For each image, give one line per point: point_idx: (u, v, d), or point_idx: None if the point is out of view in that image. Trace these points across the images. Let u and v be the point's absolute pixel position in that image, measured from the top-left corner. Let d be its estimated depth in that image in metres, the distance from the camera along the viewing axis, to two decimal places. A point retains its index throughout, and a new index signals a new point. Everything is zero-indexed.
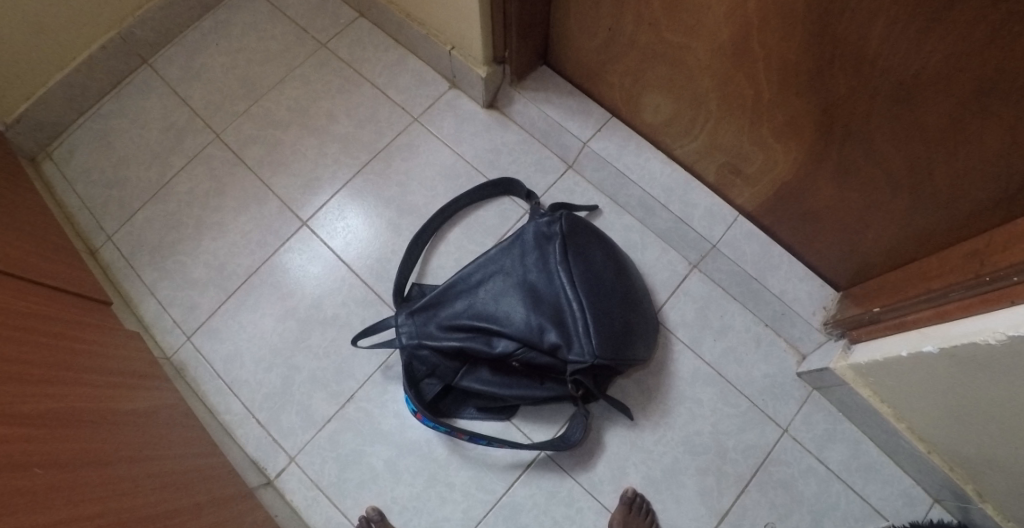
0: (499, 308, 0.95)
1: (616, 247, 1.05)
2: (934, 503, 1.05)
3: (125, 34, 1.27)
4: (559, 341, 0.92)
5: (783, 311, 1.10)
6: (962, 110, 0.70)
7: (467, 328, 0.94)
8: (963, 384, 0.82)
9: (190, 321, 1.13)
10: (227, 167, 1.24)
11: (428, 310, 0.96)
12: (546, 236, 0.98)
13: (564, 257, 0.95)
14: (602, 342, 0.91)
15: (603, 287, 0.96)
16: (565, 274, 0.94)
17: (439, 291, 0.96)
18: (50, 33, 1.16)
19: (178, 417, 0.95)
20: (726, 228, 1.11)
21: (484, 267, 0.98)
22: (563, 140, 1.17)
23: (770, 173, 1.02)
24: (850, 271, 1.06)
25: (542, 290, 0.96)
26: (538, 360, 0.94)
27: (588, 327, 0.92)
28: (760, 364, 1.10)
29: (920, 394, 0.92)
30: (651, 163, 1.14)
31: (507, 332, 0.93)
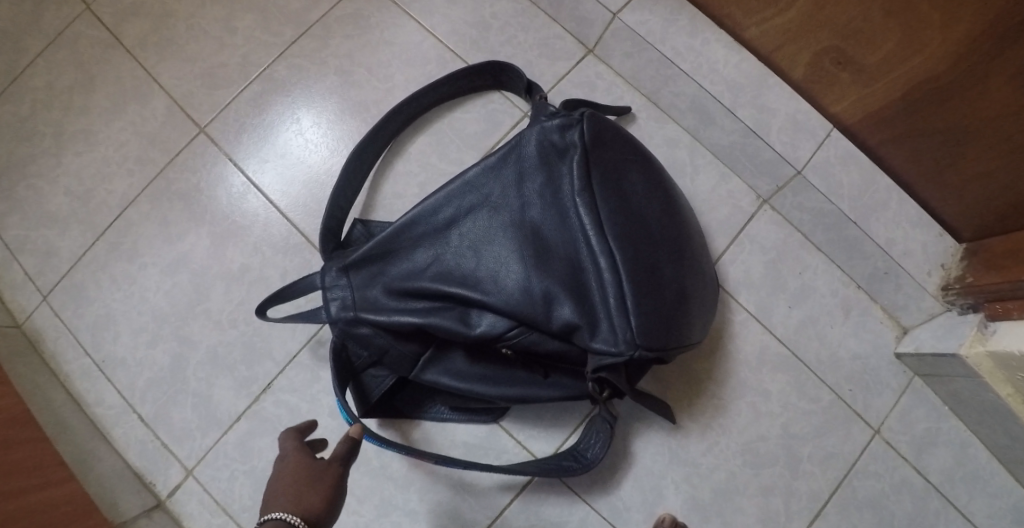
0: (483, 263, 0.61)
1: (662, 171, 0.70)
2: None
3: None
4: (577, 317, 0.58)
5: (886, 269, 0.78)
6: None
7: (430, 295, 0.60)
8: None
9: (47, 275, 0.78)
10: (96, 50, 0.84)
11: (371, 263, 0.61)
12: (558, 151, 0.63)
13: (585, 184, 0.61)
14: (647, 321, 0.58)
15: (646, 233, 0.62)
16: (588, 212, 0.60)
17: (389, 234, 0.62)
18: None
19: (19, 426, 0.64)
20: (816, 147, 0.77)
21: (460, 197, 0.63)
22: (582, 10, 0.79)
23: (904, 62, 0.66)
24: (985, 219, 0.73)
25: (550, 235, 0.61)
26: (543, 346, 0.60)
27: (625, 295, 0.58)
28: (849, 341, 0.78)
29: None
30: (712, 47, 0.77)
31: (495, 302, 0.59)
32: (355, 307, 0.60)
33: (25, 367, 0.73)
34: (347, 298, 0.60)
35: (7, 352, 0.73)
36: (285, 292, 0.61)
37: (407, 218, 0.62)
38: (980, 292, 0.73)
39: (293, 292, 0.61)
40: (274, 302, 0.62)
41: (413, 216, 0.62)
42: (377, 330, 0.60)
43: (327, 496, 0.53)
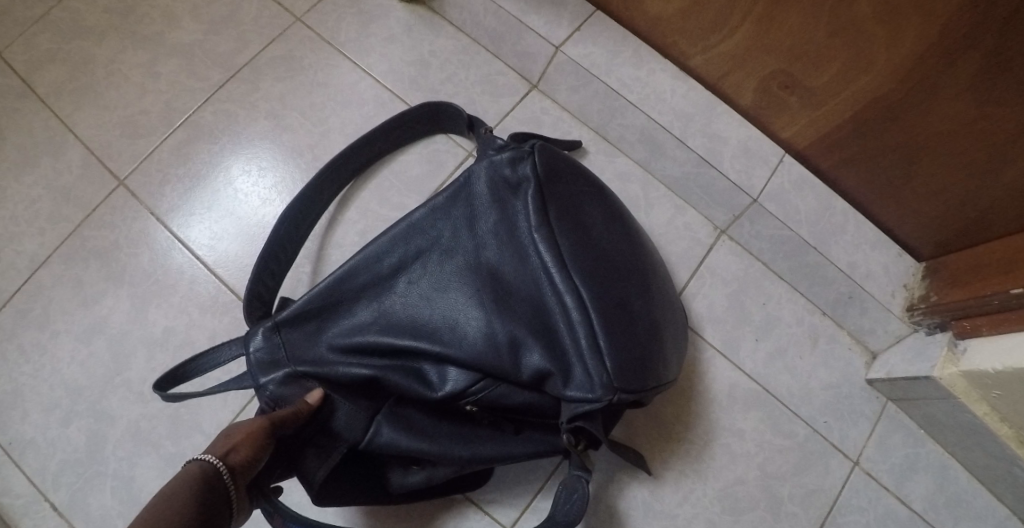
0: (439, 312, 0.56)
1: (620, 202, 0.67)
2: None
3: None
4: (548, 364, 0.54)
5: (850, 293, 0.75)
6: None
7: (381, 352, 0.56)
8: None
9: None
10: (6, 101, 0.78)
11: (309, 320, 0.56)
12: (509, 185, 0.59)
13: (541, 221, 0.57)
14: (622, 361, 0.54)
15: (611, 266, 0.58)
16: (549, 248, 0.56)
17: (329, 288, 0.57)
18: None
19: None
20: (769, 173, 0.74)
21: (407, 240, 0.58)
22: (523, 45, 0.75)
23: (852, 83, 0.64)
24: (942, 232, 0.72)
25: (509, 277, 0.57)
26: (511, 399, 0.56)
27: (596, 337, 0.54)
28: (819, 371, 0.75)
29: None
30: (658, 77, 0.75)
31: (456, 355, 0.54)
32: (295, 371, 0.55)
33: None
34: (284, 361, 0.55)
35: None
36: (207, 358, 0.55)
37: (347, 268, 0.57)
38: (974, 326, 0.67)
39: (214, 359, 0.55)
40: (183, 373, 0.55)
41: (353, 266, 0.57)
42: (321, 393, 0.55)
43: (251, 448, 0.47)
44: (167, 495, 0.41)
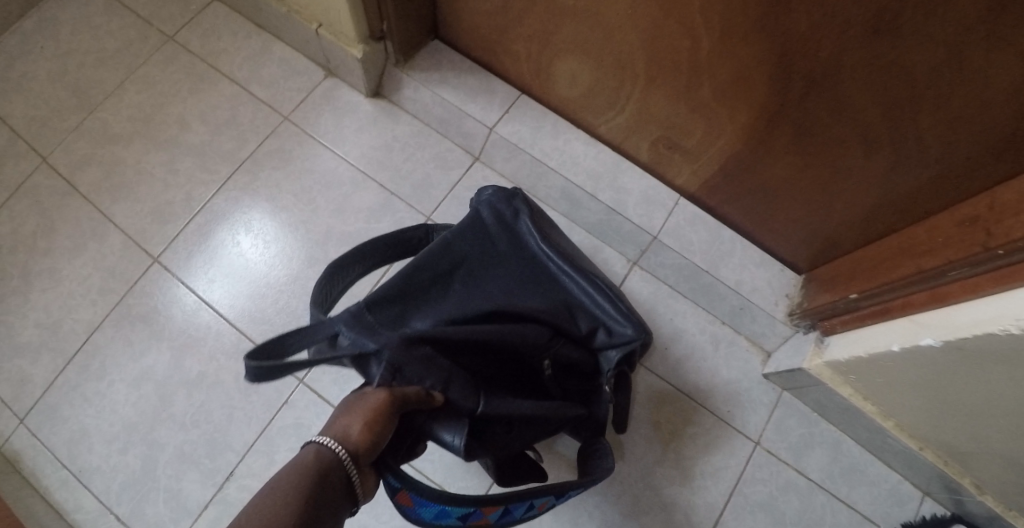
0: (498, 292, 0.68)
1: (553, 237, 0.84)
2: (926, 497, 0.92)
3: None
4: (590, 323, 0.70)
5: (741, 305, 0.94)
6: (957, 42, 0.55)
7: (456, 321, 0.63)
8: (980, 383, 0.68)
9: (22, 399, 0.87)
10: (56, 198, 0.98)
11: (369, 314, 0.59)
12: (499, 210, 0.72)
13: (543, 227, 0.72)
14: (632, 310, 0.72)
15: (582, 260, 0.76)
16: (548, 246, 0.70)
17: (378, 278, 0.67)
18: None
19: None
20: (667, 214, 0.94)
21: (442, 250, 0.68)
22: (465, 128, 0.96)
23: (712, 144, 0.83)
24: (813, 251, 0.91)
25: (529, 271, 0.71)
26: (571, 356, 0.69)
27: (610, 298, 0.70)
28: (721, 369, 0.94)
29: (918, 393, 0.77)
30: (573, 144, 0.95)
31: (529, 316, 0.66)
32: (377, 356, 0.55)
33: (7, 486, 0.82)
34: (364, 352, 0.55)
35: None
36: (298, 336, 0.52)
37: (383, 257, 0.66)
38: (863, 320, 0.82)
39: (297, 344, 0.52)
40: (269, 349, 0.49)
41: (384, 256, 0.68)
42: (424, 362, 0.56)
43: (371, 423, 0.48)
44: (283, 486, 0.43)
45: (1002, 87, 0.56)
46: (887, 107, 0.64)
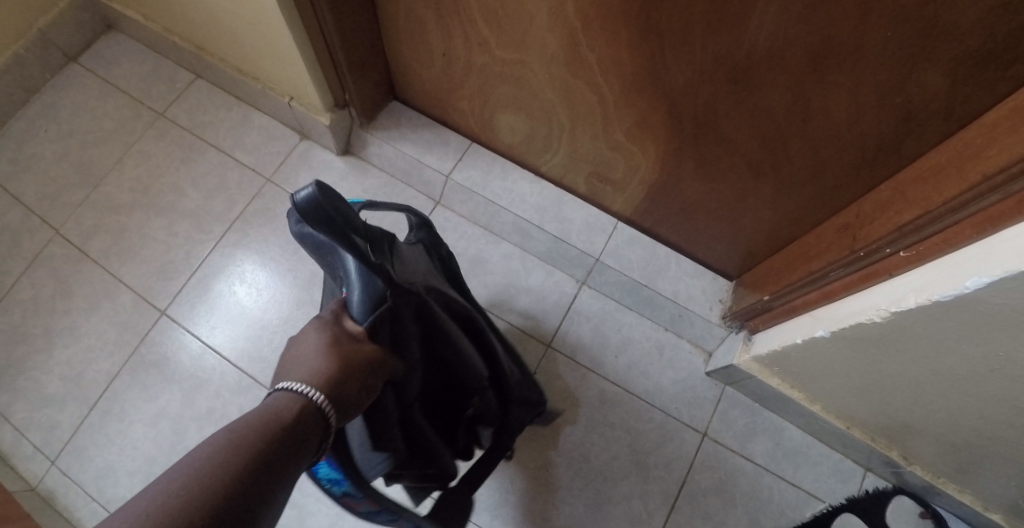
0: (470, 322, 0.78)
1: None
2: (868, 472, 1.03)
3: None
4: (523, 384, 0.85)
5: (679, 314, 1.06)
6: (799, 89, 0.68)
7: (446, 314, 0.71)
8: (869, 364, 0.79)
9: (53, 443, 1.00)
10: (70, 264, 1.11)
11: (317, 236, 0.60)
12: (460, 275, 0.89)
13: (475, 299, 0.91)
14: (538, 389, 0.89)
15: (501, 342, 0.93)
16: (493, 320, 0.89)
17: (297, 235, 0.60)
18: None
19: None
20: (607, 238, 1.07)
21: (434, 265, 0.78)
22: (425, 176, 1.10)
23: (636, 176, 0.96)
24: (738, 260, 1.03)
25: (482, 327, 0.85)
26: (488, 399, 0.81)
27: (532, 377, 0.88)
28: (668, 371, 1.06)
29: (830, 379, 0.88)
30: (519, 184, 1.08)
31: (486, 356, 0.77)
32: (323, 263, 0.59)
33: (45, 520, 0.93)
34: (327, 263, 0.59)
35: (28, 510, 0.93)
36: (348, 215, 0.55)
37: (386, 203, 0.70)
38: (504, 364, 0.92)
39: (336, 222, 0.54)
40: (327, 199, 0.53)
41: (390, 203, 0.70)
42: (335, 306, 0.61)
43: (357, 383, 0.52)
44: (245, 436, 0.46)
45: (841, 118, 0.69)
46: (760, 136, 0.77)
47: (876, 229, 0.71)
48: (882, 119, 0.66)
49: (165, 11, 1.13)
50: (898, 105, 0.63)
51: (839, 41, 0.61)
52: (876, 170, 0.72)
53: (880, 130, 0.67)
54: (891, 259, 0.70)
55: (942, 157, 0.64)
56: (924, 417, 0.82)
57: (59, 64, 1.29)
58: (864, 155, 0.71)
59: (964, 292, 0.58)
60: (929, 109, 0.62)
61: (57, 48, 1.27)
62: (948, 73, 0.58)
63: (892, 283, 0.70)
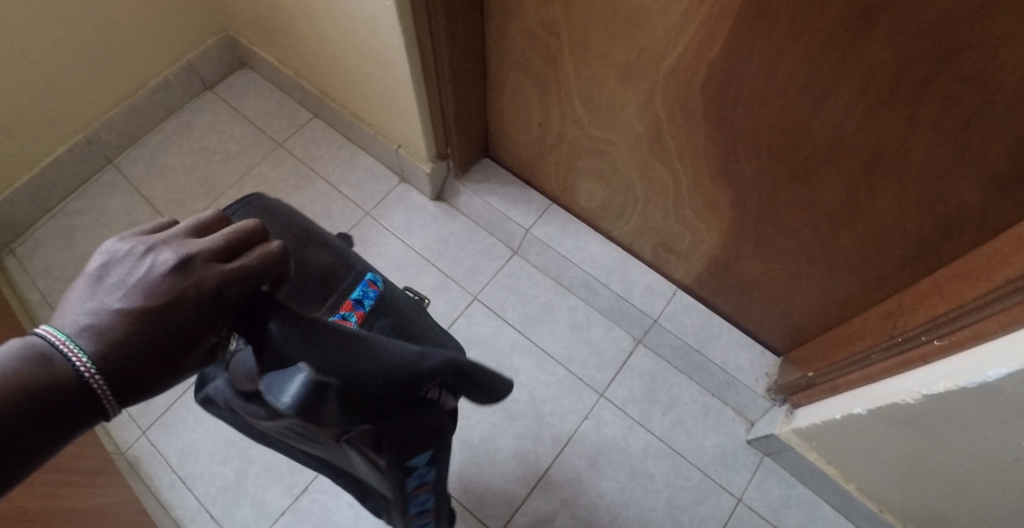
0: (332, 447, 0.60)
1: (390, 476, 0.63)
2: None
3: (91, 137, 1.37)
4: None
5: (727, 381, 1.13)
6: (852, 188, 0.79)
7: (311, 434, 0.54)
8: (906, 448, 0.83)
9: (146, 416, 1.19)
10: None
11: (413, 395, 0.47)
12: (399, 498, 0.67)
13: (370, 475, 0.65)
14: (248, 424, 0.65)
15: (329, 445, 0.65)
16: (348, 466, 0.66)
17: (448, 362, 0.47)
18: (15, 139, 1.25)
19: (134, 514, 1.01)
20: (666, 302, 1.18)
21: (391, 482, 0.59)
22: (507, 229, 1.25)
23: (700, 249, 1.08)
24: (786, 336, 1.11)
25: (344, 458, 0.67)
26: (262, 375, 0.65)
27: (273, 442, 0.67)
28: (710, 434, 1.12)
29: (865, 459, 0.93)
30: (591, 244, 1.22)
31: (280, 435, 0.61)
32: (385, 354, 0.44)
33: (129, 479, 1.12)
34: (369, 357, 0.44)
35: (120, 469, 1.13)
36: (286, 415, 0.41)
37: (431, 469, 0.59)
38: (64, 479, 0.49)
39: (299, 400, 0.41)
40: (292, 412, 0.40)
41: (428, 464, 0.58)
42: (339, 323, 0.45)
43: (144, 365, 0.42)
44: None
45: (887, 218, 0.79)
46: (816, 224, 0.87)
47: (915, 318, 0.79)
48: (923, 222, 0.76)
49: (298, 58, 1.34)
50: (937, 212, 0.73)
51: (887, 151, 0.72)
52: (918, 264, 0.81)
53: (921, 232, 0.77)
54: (927, 347, 0.77)
55: (974, 261, 0.73)
56: (958, 508, 0.85)
57: (197, 91, 1.52)
58: (909, 250, 0.80)
59: (987, 380, 0.65)
60: (965, 218, 0.72)
61: (198, 78, 1.50)
62: (981, 190, 0.68)
63: (927, 369, 0.76)
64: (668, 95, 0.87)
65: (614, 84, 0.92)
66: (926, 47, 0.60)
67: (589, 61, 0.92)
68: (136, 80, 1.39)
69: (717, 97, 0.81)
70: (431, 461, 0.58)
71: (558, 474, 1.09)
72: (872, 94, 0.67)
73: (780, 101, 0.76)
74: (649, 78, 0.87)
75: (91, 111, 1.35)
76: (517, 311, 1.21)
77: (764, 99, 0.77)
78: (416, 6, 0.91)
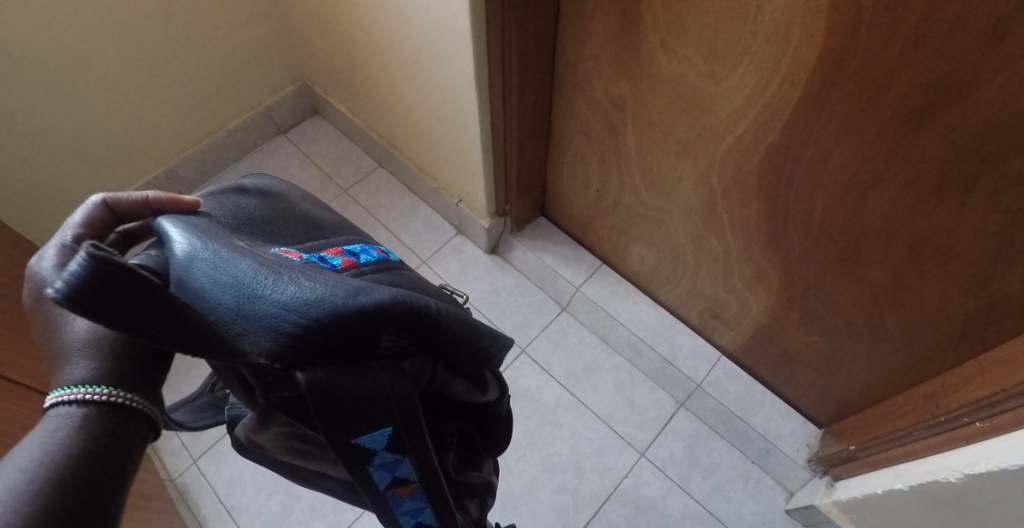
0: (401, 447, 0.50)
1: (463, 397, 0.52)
2: None
3: (170, 171, 1.49)
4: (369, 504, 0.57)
5: (769, 449, 1.15)
6: (899, 270, 0.83)
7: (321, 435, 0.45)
8: None
9: (198, 445, 1.24)
10: None
11: (342, 344, 0.38)
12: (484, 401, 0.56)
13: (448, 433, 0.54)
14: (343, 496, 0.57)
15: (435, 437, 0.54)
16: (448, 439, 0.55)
17: (388, 307, 0.40)
18: (105, 167, 1.37)
19: None
20: (709, 367, 1.23)
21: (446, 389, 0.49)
22: (558, 285, 1.33)
23: (746, 317, 1.13)
24: (829, 409, 1.13)
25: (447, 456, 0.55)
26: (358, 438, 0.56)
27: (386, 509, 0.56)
28: (748, 501, 1.13)
29: None
30: (638, 306, 1.29)
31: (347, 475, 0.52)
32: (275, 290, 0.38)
33: (179, 506, 1.16)
34: (276, 291, 0.38)
35: (171, 495, 1.17)
36: (155, 336, 0.32)
37: (421, 494, 0.44)
38: None
39: (173, 314, 0.32)
40: (132, 324, 0.31)
41: (414, 485, 0.44)
42: (261, 258, 0.42)
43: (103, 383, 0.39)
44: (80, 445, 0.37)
45: (932, 301, 0.83)
46: (862, 302, 0.92)
47: (958, 398, 0.82)
48: (967, 307, 0.80)
49: (370, 113, 1.46)
50: (981, 298, 0.78)
51: (934, 238, 0.77)
52: (962, 346, 0.84)
53: (966, 316, 0.81)
54: (969, 428, 0.80)
55: (1018, 346, 0.76)
56: None
57: (271, 135, 1.65)
58: (954, 333, 0.84)
59: None
60: (1008, 307, 0.76)
61: (273, 123, 1.63)
62: None
63: (969, 449, 0.78)
64: (724, 172, 0.94)
65: (673, 157, 1.00)
66: (971, 149, 0.66)
67: (651, 135, 1.00)
68: (217, 121, 1.52)
69: (770, 178, 0.88)
70: (412, 478, 0.43)
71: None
72: (920, 186, 0.73)
73: (831, 186, 0.82)
74: (707, 155, 0.95)
75: (173, 149, 1.48)
76: (563, 367, 1.26)
77: (816, 185, 0.84)
78: (494, 75, 1.00)
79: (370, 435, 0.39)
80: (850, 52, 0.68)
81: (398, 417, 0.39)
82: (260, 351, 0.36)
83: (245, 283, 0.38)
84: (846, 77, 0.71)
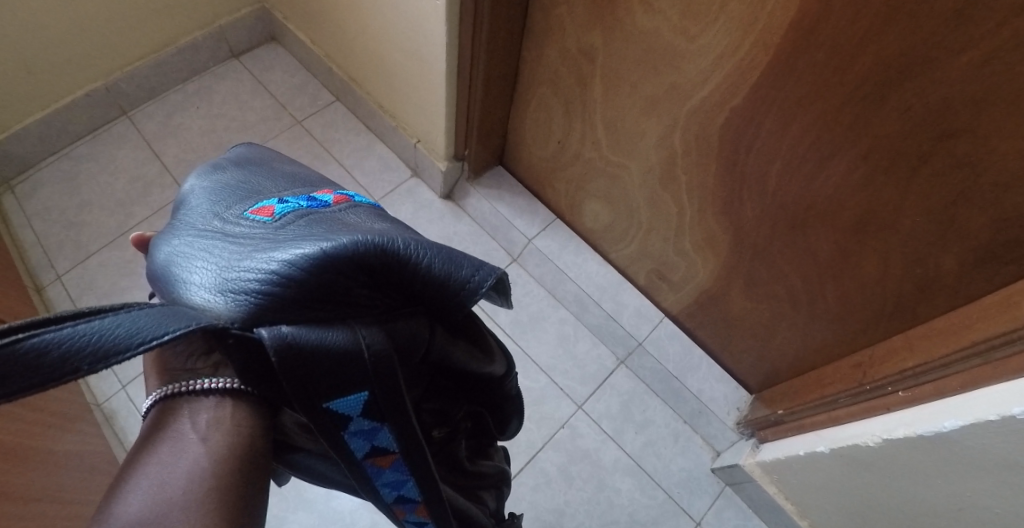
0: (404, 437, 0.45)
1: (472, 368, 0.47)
2: None
3: (111, 85, 1.39)
4: None
5: (700, 409, 1.19)
6: (845, 245, 0.85)
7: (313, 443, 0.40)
8: (860, 490, 0.88)
9: (128, 370, 1.19)
10: None
11: (311, 301, 0.35)
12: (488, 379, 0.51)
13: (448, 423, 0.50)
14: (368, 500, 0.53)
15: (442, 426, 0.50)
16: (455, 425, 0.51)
17: (350, 250, 0.36)
18: (40, 74, 1.26)
19: (109, 463, 1.00)
20: (652, 326, 1.25)
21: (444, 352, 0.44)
22: (509, 236, 1.32)
23: (692, 281, 1.15)
24: (761, 375, 1.17)
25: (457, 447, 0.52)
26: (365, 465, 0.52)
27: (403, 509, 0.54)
28: (678, 458, 1.16)
29: (821, 497, 0.97)
30: (588, 263, 1.30)
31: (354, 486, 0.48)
32: (242, 263, 0.37)
33: (105, 431, 1.11)
34: (244, 260, 0.37)
35: (97, 420, 1.11)
36: (89, 364, 0.28)
37: (403, 465, 0.40)
38: None
39: (99, 344, 0.28)
40: (62, 376, 0.27)
41: (395, 455, 0.40)
42: (241, 235, 0.41)
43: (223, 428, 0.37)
44: (213, 461, 0.35)
45: (871, 275, 0.86)
46: (805, 273, 0.94)
47: (885, 369, 0.85)
48: (901, 283, 0.83)
49: (330, 41, 1.38)
50: (916, 275, 0.81)
51: (880, 215, 0.78)
52: (894, 320, 0.88)
53: (900, 292, 0.84)
54: (891, 396, 0.83)
55: (945, 322, 0.79)
56: None
57: (224, 57, 1.54)
58: (887, 306, 0.87)
59: (942, 430, 0.70)
60: (939, 285, 0.79)
61: (226, 45, 1.53)
62: (959, 261, 0.75)
63: (889, 415, 0.82)
64: (687, 132, 0.94)
65: (639, 115, 0.99)
66: (925, 128, 0.67)
67: (619, 90, 0.99)
68: (167, 37, 1.42)
69: (730, 141, 0.88)
70: (393, 449, 0.39)
71: (529, 477, 1.13)
72: (873, 162, 0.74)
73: (790, 154, 0.82)
74: (671, 114, 0.94)
75: (116, 61, 1.37)
76: (508, 316, 1.26)
77: (774, 151, 0.84)
78: (465, 13, 0.96)
79: (344, 398, 0.36)
80: (823, 20, 0.68)
81: (372, 380, 0.36)
82: (227, 317, 0.34)
83: (221, 264, 0.37)
84: (815, 44, 0.70)
